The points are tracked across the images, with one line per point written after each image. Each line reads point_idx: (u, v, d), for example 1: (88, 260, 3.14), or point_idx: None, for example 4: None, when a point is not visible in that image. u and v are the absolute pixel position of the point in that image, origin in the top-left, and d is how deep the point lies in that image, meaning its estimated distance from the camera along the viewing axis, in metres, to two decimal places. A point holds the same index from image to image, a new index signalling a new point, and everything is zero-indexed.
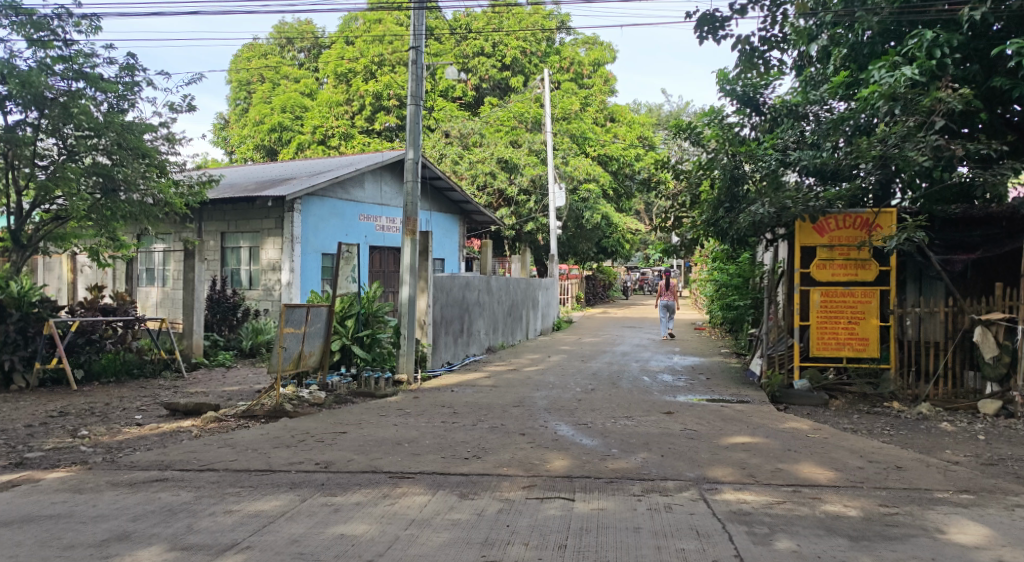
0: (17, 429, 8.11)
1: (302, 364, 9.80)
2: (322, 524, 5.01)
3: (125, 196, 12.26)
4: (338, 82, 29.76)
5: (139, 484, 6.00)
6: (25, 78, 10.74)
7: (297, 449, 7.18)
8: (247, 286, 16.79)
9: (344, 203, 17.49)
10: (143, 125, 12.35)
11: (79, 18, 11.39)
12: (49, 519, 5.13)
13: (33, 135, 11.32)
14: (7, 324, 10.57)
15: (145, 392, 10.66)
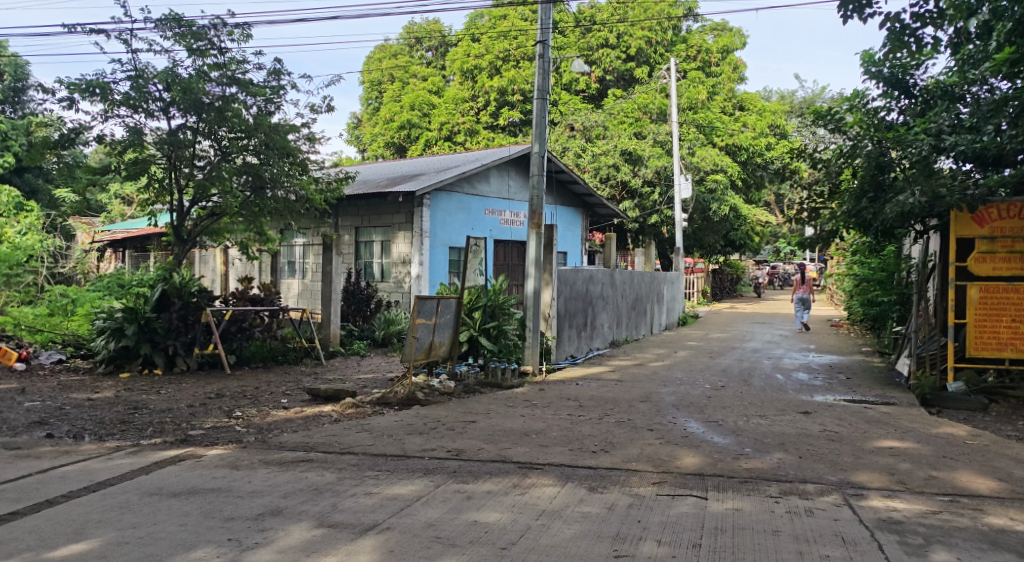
0: (180, 408, 8.83)
1: (433, 354, 10.10)
2: (456, 510, 5.15)
3: (271, 193, 13.04)
4: (464, 79, 30.36)
5: (288, 464, 6.39)
6: (187, 86, 11.68)
7: (430, 436, 7.41)
8: (379, 279, 17.48)
9: (470, 199, 17.85)
10: (288, 126, 13.08)
11: (233, 27, 12.20)
12: (211, 492, 5.55)
13: (192, 138, 12.24)
14: (171, 312, 11.46)
15: (289, 377, 11.32)
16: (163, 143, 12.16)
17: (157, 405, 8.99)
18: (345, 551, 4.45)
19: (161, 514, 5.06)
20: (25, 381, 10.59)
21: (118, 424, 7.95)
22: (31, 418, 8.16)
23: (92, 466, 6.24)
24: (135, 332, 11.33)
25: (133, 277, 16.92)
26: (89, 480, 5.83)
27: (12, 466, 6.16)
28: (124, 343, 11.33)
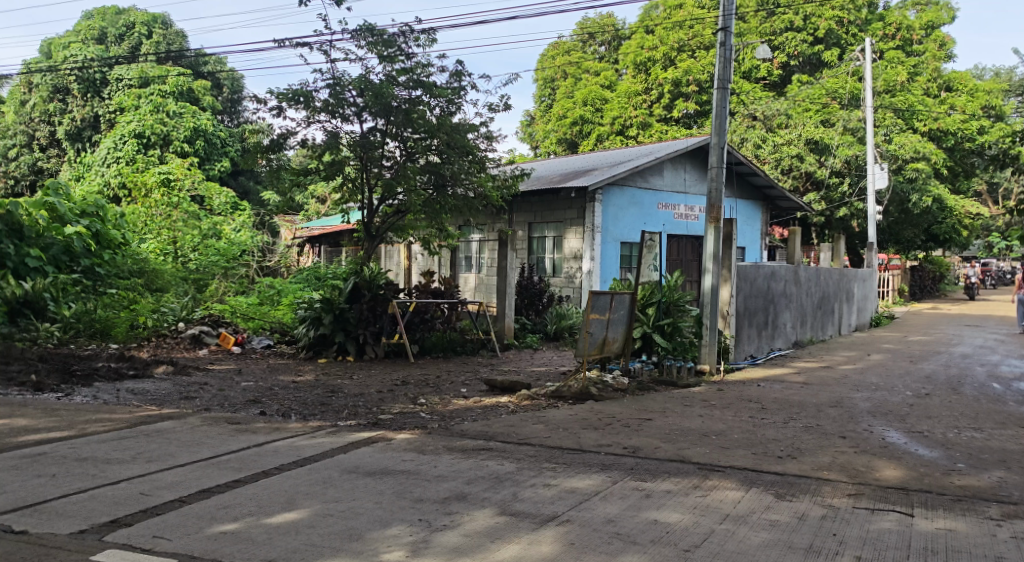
0: (371, 393, 9.41)
1: (606, 349, 10.05)
2: (635, 507, 5.10)
3: (452, 190, 13.63)
4: (637, 72, 29.96)
5: (470, 451, 6.62)
6: (377, 90, 12.41)
7: (606, 432, 7.39)
8: (551, 273, 17.68)
9: (643, 193, 17.61)
10: (468, 125, 13.52)
11: (420, 34, 12.83)
12: (401, 474, 5.86)
13: (381, 140, 12.99)
14: (361, 303, 12.30)
15: (467, 368, 11.74)
16: (355, 145, 12.96)
17: (351, 390, 9.65)
18: (528, 540, 4.54)
19: (358, 491, 5.42)
20: (240, 363, 11.74)
21: (318, 405, 8.62)
22: (246, 396, 9.04)
23: (297, 442, 6.80)
24: (331, 321, 12.25)
25: (327, 270, 18.22)
26: (295, 455, 6.34)
27: (232, 439, 6.84)
28: (321, 330, 12.26)
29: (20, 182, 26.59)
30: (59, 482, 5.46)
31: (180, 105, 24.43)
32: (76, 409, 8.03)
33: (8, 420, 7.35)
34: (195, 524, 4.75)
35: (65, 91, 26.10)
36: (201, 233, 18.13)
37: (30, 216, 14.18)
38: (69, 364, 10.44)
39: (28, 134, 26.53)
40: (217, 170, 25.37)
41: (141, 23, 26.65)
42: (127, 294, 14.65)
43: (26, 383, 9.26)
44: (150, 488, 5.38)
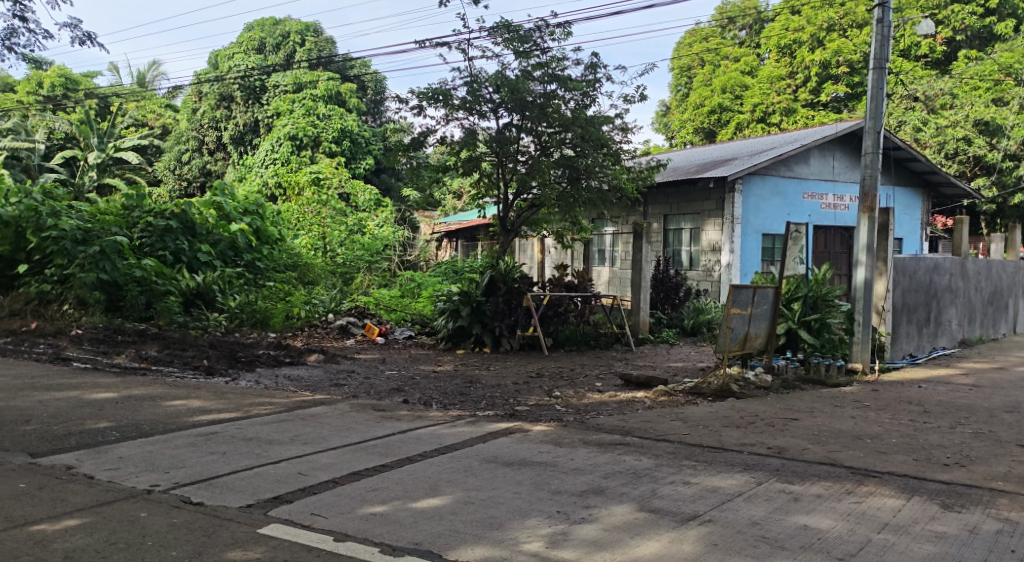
0: (507, 385, 9.55)
1: (748, 345, 9.68)
2: (783, 511, 4.89)
3: (586, 183, 13.54)
4: (781, 56, 28.90)
5: (607, 445, 6.58)
6: (513, 86, 12.57)
7: (748, 431, 7.13)
8: (687, 267, 17.26)
9: (787, 182, 16.84)
10: (603, 118, 13.42)
11: (555, 28, 12.86)
12: (539, 465, 5.91)
13: (516, 135, 13.12)
14: (497, 296, 12.53)
15: (602, 362, 11.68)
16: (491, 141, 13.18)
17: (488, 381, 9.83)
18: (670, 538, 4.46)
19: (498, 480, 5.51)
20: (384, 352, 12.24)
21: (457, 395, 8.85)
22: (390, 384, 9.42)
23: (439, 431, 7.00)
24: (469, 314, 12.53)
25: (465, 264, 18.66)
26: (437, 443, 6.54)
27: (378, 425, 7.14)
28: (459, 322, 12.54)
29: (191, 183, 28.97)
30: (227, 459, 5.90)
31: (329, 108, 25.76)
32: (240, 392, 8.66)
33: (183, 401, 8.03)
34: (347, 504, 5.00)
35: (229, 98, 28.16)
36: (348, 228, 19.03)
37: (201, 214, 15.63)
38: (235, 351, 11.31)
39: (198, 139, 28.94)
40: (361, 169, 26.56)
41: (295, 32, 28.26)
42: (284, 286, 15.67)
43: (199, 367, 10.13)
44: (306, 469, 5.72)
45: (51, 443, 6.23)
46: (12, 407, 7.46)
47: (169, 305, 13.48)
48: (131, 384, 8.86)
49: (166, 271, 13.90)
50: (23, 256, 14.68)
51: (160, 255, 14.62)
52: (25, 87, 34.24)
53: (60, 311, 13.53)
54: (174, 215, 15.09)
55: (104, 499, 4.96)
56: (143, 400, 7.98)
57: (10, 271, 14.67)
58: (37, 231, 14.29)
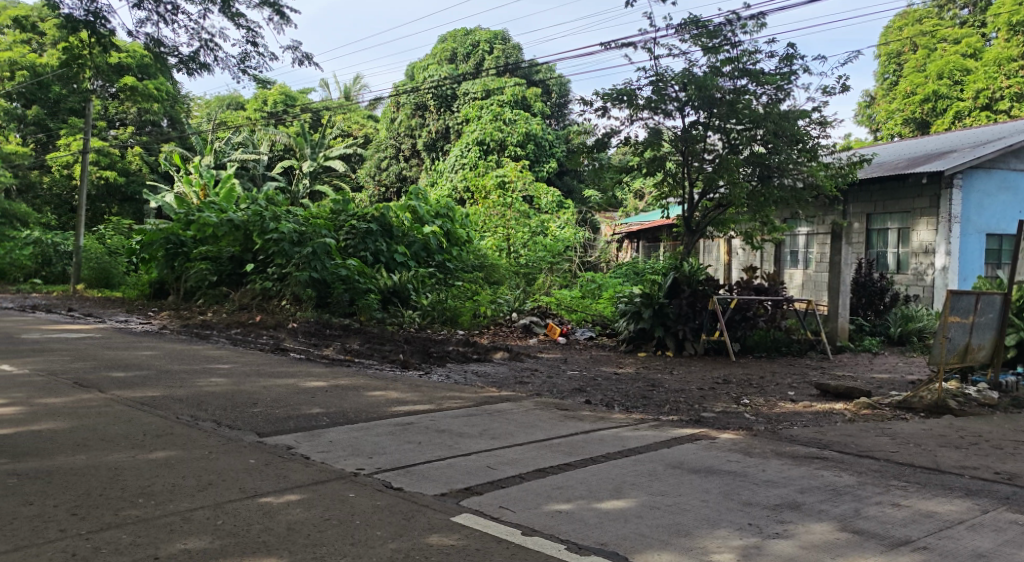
0: (692, 390, 9.31)
1: (969, 357, 8.76)
2: (1012, 544, 4.39)
3: (778, 181, 12.90)
4: (1011, 35, 25.76)
5: (803, 459, 6.23)
6: (701, 83, 12.24)
7: (968, 452, 6.46)
8: (894, 269, 15.93)
9: (1018, 175, 15.10)
10: (799, 112, 12.73)
11: (747, 20, 12.37)
12: (728, 474, 5.71)
13: (703, 133, 12.72)
14: (681, 298, 12.17)
15: (795, 370, 11.05)
16: (677, 140, 12.90)
17: (672, 385, 9.64)
18: None
19: (684, 487, 5.39)
20: (566, 352, 12.35)
21: (640, 398, 8.75)
22: (573, 384, 9.49)
23: (623, 433, 6.96)
24: (651, 316, 12.32)
25: (647, 265, 18.41)
26: (621, 446, 6.50)
27: (563, 424, 7.22)
28: (641, 324, 12.39)
29: (389, 189, 30.92)
30: (422, 448, 6.22)
31: (515, 113, 26.44)
32: (432, 385, 9.10)
33: (383, 392, 8.57)
34: (535, 500, 5.10)
35: (423, 108, 29.70)
36: (531, 230, 19.43)
37: (397, 217, 16.60)
38: (427, 346, 11.89)
39: (395, 146, 30.86)
40: (545, 172, 27.01)
41: (485, 41, 29.21)
42: (471, 286, 16.28)
43: (396, 360, 10.77)
44: (494, 463, 5.89)
45: (272, 424, 6.89)
46: (241, 391, 8.33)
47: (369, 302, 14.46)
48: (338, 375, 9.60)
49: (367, 271, 14.87)
50: (250, 256, 16.39)
51: (362, 255, 15.68)
52: (251, 105, 38.19)
53: (279, 305, 14.97)
54: (374, 218, 16.18)
55: (318, 478, 5.40)
56: (348, 390, 8.61)
57: (240, 269, 16.44)
58: (261, 234, 15.88)
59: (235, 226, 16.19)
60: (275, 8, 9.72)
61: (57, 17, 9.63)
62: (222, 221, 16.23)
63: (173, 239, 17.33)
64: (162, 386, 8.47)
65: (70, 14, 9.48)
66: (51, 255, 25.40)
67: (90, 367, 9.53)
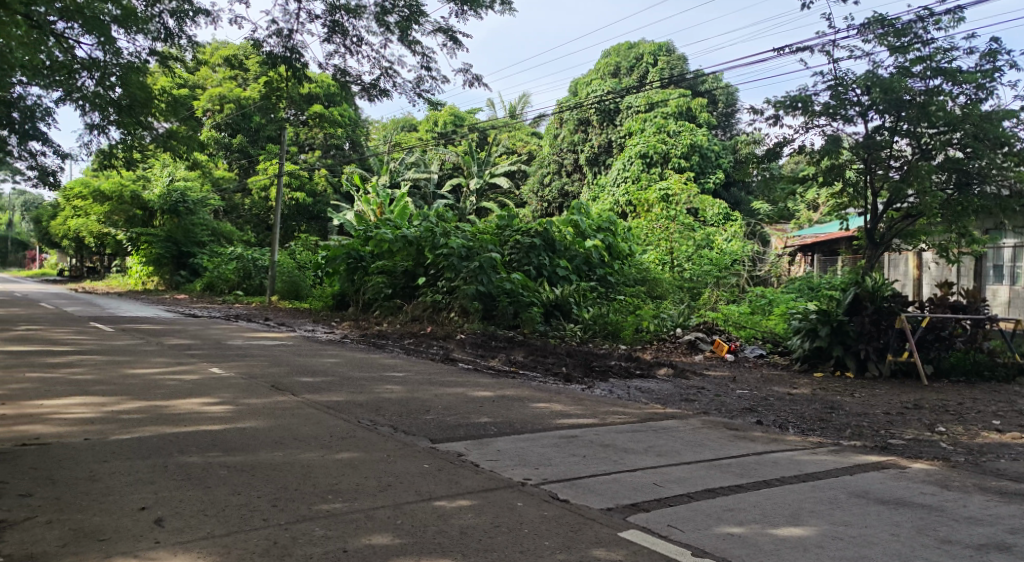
0: (876, 414, 8.70)
1: None
2: None
3: (979, 190, 11.78)
4: None
5: (1011, 495, 5.64)
6: (887, 85, 11.49)
7: None
8: None
9: None
10: (1003, 112, 11.61)
11: (941, 15, 11.49)
12: (921, 508, 5.28)
13: (889, 138, 11.93)
14: (863, 316, 11.39)
15: (1000, 397, 10.00)
16: (859, 148, 12.11)
17: (853, 409, 9.05)
18: None
19: (872, 518, 5.04)
20: (734, 371, 11.90)
21: (818, 421, 8.29)
22: (742, 403, 9.16)
23: (799, 457, 6.63)
24: (828, 334, 11.66)
25: (823, 280, 17.45)
26: (798, 470, 6.20)
27: (733, 445, 6.99)
28: (817, 343, 11.74)
29: (552, 204, 31.35)
30: (589, 462, 6.24)
31: (680, 124, 26.01)
32: (596, 399, 9.12)
33: (548, 404, 8.69)
34: (706, 521, 4.97)
35: (586, 123, 29.93)
36: (696, 244, 18.97)
37: (560, 232, 16.85)
38: (590, 360, 11.92)
39: (558, 162, 31.27)
40: (711, 183, 26.24)
41: (649, 54, 28.96)
42: (633, 300, 16.03)
43: (559, 373, 10.87)
44: (662, 480, 5.81)
45: (444, 431, 7.18)
46: (415, 398, 8.75)
47: (533, 315, 14.68)
48: (505, 386, 9.85)
49: (530, 284, 15.21)
50: (422, 270, 17.23)
51: (526, 269, 16.01)
52: (424, 126, 40.19)
53: (448, 317, 15.56)
54: (538, 233, 16.51)
55: (488, 486, 5.57)
56: (514, 401, 8.80)
57: (412, 283, 17.31)
58: (433, 249, 16.72)
59: (409, 242, 17.13)
60: (449, 34, 10.19)
61: (260, 54, 10.66)
62: (397, 237, 17.20)
63: (354, 254, 18.57)
64: (345, 391, 9.08)
65: (271, 51, 10.46)
66: (251, 270, 27.94)
67: (284, 371, 10.39)
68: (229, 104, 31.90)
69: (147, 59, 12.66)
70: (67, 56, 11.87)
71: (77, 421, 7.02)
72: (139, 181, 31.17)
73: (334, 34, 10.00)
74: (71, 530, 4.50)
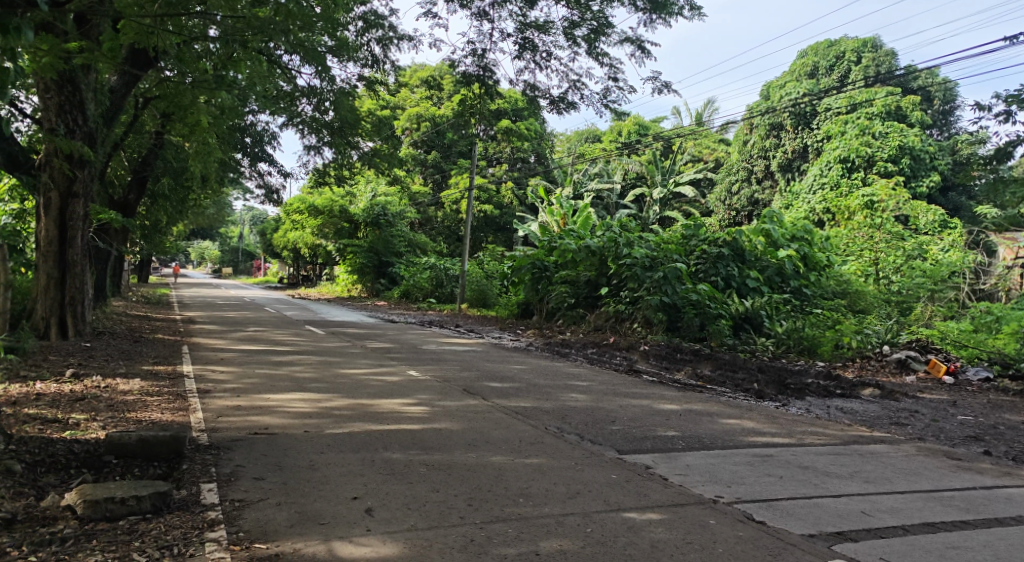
0: None
1: None
2: None
3: None
4: None
5: None
6: None
7: None
8: None
9: None
10: None
11: None
12: None
13: None
14: None
15: None
16: None
17: None
18: None
19: None
20: (954, 394, 10.80)
21: None
22: (965, 431, 8.31)
23: None
24: None
25: None
26: None
27: (954, 476, 6.35)
28: None
29: (741, 212, 30.26)
30: (786, 483, 5.94)
31: (887, 126, 24.09)
32: (793, 418, 8.65)
33: (739, 420, 8.36)
34: (924, 557, 4.58)
35: (779, 127, 28.64)
36: (905, 253, 17.48)
37: (750, 241, 16.24)
38: (783, 376, 11.33)
39: (748, 169, 30.15)
40: (924, 187, 24.09)
41: (851, 51, 27.25)
42: (832, 314, 15.03)
43: (750, 390, 10.42)
44: (872, 509, 5.40)
45: (632, 442, 7.13)
46: (601, 408, 8.76)
47: (720, 328, 14.18)
48: (693, 399, 9.61)
49: (718, 296, 14.74)
50: (604, 280, 17.26)
51: (712, 280, 15.58)
52: (608, 137, 40.30)
53: (631, 328, 15.49)
54: (726, 242, 16.04)
55: (678, 501, 5.46)
56: (703, 415, 8.56)
57: (595, 293, 17.37)
58: (616, 259, 16.74)
59: (592, 251, 17.27)
60: (637, 44, 10.15)
61: (456, 74, 11.21)
62: (580, 247, 17.34)
63: (538, 264, 18.94)
64: (532, 398, 9.27)
65: (466, 71, 10.96)
66: (442, 278, 29.28)
67: (474, 376, 10.80)
68: (425, 122, 33.81)
69: (356, 84, 13.70)
70: (290, 85, 13.15)
71: (297, 414, 7.72)
72: (347, 197, 33.83)
73: (524, 50, 10.29)
74: (297, 513, 4.94)
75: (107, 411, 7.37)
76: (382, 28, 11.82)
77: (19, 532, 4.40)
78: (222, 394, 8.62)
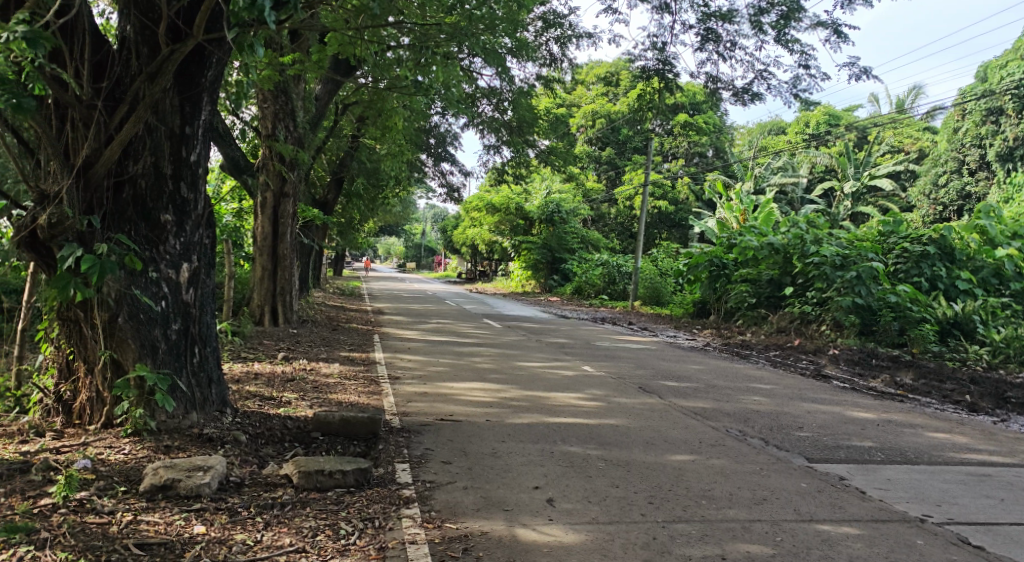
0: None
1: None
2: None
3: None
4: None
5: None
6: None
7: None
8: None
9: None
10: None
11: None
12: None
13: None
14: None
15: None
16: None
17: None
18: None
19: None
20: None
21: None
22: None
23: None
24: None
25: None
26: None
27: None
28: None
29: (949, 207, 27.58)
30: (1008, 508, 5.37)
31: None
32: (1015, 437, 7.78)
33: (948, 435, 7.66)
34: None
35: (998, 112, 25.81)
36: None
37: (961, 238, 14.76)
38: (1001, 389, 10.22)
39: (959, 159, 27.44)
40: None
41: None
42: None
43: (961, 402, 9.51)
44: None
45: (823, 451, 6.75)
46: (787, 413, 8.36)
47: (924, 333, 13.02)
48: (892, 409, 8.92)
49: (921, 297, 13.63)
50: (789, 279, 16.42)
51: (915, 281, 14.37)
52: (794, 128, 38.27)
53: (818, 330, 14.60)
54: (933, 240, 14.64)
55: (879, 516, 5.10)
56: (904, 427, 7.92)
57: (778, 293, 16.55)
58: (803, 257, 15.92)
59: (776, 249, 16.59)
60: (832, 28, 9.54)
61: (635, 69, 11.10)
62: (763, 244, 16.74)
63: (716, 262, 18.28)
64: (711, 399, 9.02)
65: (645, 66, 10.83)
66: (615, 276, 29.06)
67: (649, 375, 10.68)
68: (601, 119, 33.81)
69: (535, 83, 13.97)
70: (472, 87, 13.60)
71: (479, 404, 8.01)
72: (523, 194, 34.57)
73: (707, 42, 10.00)
74: (482, 497, 5.14)
75: (313, 392, 8.03)
76: (561, 27, 11.97)
77: (247, 494, 4.90)
78: (410, 381, 9.12)
